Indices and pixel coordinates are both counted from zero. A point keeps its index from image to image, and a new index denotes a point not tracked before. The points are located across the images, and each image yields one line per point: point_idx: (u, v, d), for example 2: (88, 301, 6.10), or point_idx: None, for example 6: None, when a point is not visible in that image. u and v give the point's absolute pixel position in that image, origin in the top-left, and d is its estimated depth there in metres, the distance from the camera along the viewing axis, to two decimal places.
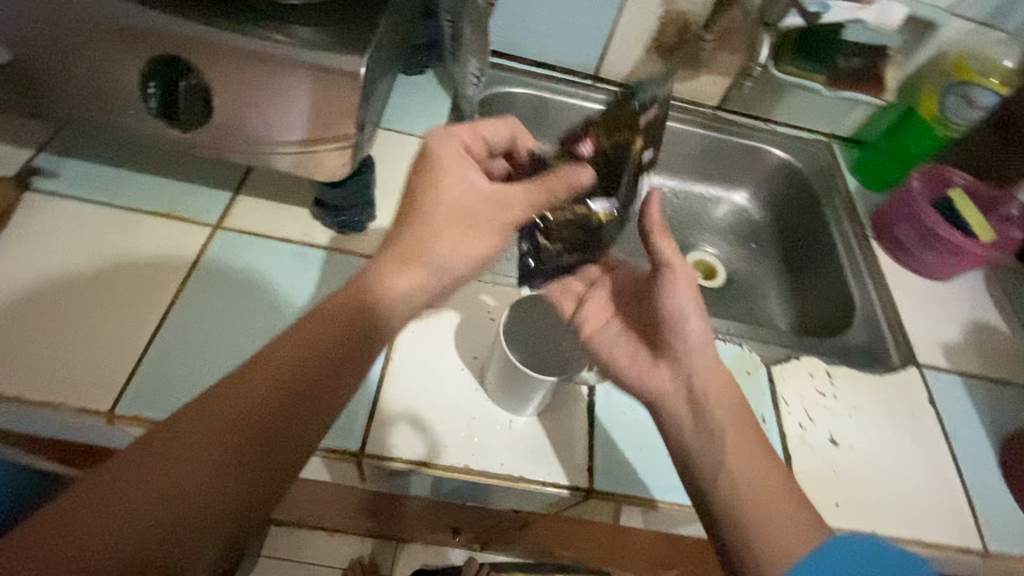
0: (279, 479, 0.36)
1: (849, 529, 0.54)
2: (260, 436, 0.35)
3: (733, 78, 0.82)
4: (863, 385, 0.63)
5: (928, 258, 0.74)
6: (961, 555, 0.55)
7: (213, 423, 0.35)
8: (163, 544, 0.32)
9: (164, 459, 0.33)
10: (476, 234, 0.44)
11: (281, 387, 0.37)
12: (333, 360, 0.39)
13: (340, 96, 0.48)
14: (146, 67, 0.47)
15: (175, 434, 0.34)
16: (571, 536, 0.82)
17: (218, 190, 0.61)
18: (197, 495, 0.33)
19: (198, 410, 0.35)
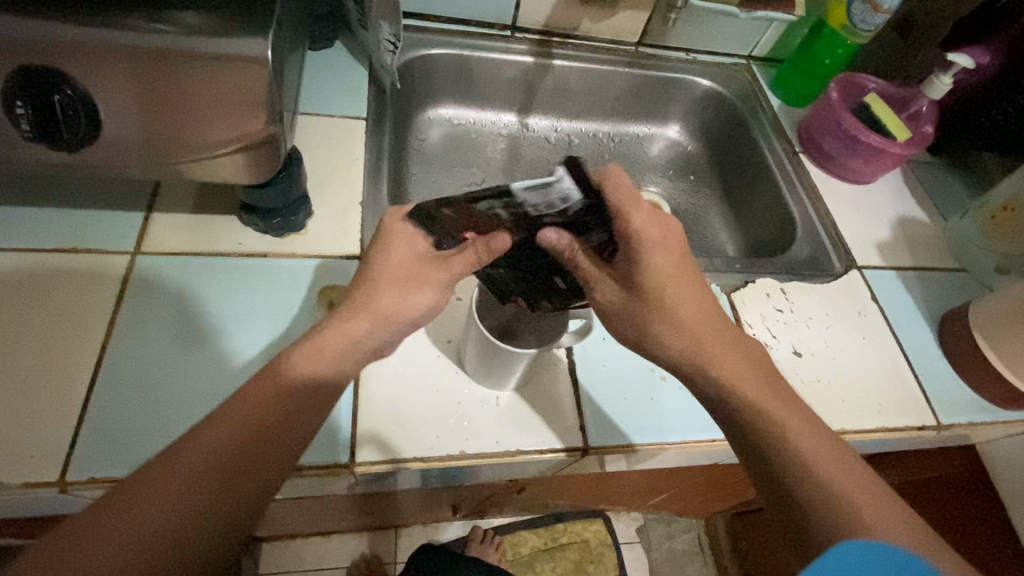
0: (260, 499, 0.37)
1: None
2: (250, 434, 0.37)
3: (650, 12, 0.80)
4: (814, 295, 0.67)
5: (854, 164, 0.77)
6: (917, 433, 0.61)
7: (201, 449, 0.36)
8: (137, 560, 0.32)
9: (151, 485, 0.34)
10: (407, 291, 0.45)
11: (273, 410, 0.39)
12: (318, 385, 0.41)
13: (246, 85, 0.43)
14: (7, 84, 0.40)
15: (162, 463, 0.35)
16: (567, 489, 0.85)
17: (128, 212, 0.54)
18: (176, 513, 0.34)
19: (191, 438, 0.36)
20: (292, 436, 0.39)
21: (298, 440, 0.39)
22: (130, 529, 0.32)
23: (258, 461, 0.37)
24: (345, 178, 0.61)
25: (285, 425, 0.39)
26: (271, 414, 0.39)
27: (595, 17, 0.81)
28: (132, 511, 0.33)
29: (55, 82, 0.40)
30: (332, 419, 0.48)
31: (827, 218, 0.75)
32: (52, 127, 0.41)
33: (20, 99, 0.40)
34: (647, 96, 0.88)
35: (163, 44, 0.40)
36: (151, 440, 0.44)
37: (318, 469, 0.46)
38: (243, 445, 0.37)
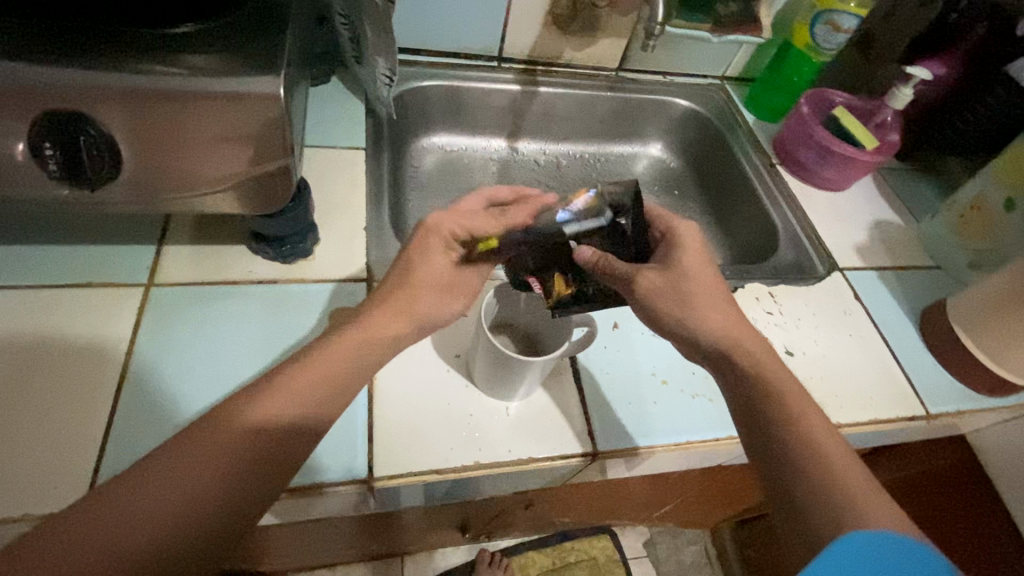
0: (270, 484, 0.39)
1: None
2: (226, 458, 0.37)
3: (627, 39, 0.85)
4: (801, 297, 0.70)
5: (829, 172, 0.82)
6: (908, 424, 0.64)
7: (217, 437, 0.38)
8: (146, 532, 0.34)
9: (167, 466, 0.36)
10: (388, 328, 0.46)
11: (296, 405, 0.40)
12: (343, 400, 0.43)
13: (260, 120, 0.46)
14: (35, 128, 0.42)
15: (184, 445, 0.37)
16: (575, 502, 0.86)
17: (141, 246, 0.56)
18: (186, 491, 0.36)
19: (210, 427, 0.38)
20: (269, 468, 0.38)
21: (275, 474, 0.39)
22: (155, 502, 0.35)
23: (228, 489, 0.37)
24: (350, 205, 0.64)
25: (267, 456, 0.39)
26: (256, 438, 0.39)
27: (576, 46, 0.85)
28: (95, 524, 0.33)
29: (79, 123, 0.42)
30: (351, 437, 0.49)
31: (807, 223, 0.79)
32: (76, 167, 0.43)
33: (48, 142, 0.42)
34: (629, 117, 0.92)
35: (180, 85, 0.43)
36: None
37: (338, 486, 0.47)
38: (261, 434, 0.39)
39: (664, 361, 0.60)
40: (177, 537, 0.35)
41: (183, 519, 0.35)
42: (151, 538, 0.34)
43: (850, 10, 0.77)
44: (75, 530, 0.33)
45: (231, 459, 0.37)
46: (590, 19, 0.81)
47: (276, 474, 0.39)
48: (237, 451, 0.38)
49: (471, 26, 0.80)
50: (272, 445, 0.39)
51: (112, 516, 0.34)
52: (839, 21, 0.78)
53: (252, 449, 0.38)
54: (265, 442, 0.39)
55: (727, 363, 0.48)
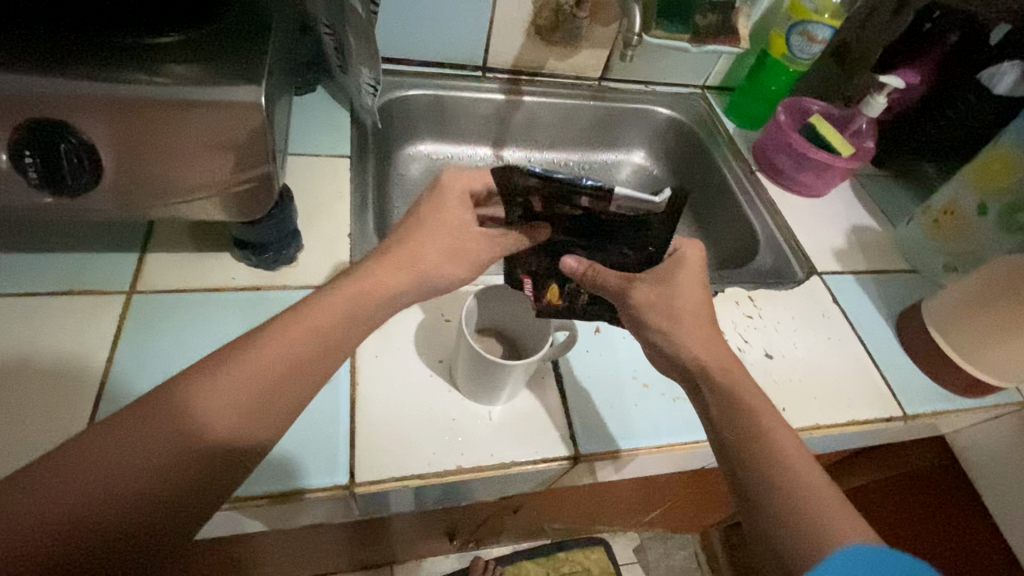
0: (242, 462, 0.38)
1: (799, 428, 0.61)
2: (158, 467, 0.35)
3: (610, 50, 0.87)
4: (780, 301, 0.71)
5: (806, 179, 0.83)
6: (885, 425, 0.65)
7: (185, 415, 0.37)
8: (108, 506, 0.34)
9: (131, 441, 0.35)
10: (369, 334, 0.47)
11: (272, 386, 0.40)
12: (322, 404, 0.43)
13: (241, 127, 0.46)
14: (15, 137, 0.42)
15: (149, 420, 0.36)
16: (561, 507, 0.86)
17: (124, 254, 0.56)
18: (152, 467, 0.35)
19: (178, 404, 0.37)
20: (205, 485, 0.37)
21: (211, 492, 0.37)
22: (119, 477, 0.34)
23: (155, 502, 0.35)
24: (334, 212, 0.64)
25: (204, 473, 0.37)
26: (200, 450, 0.37)
27: (559, 56, 0.86)
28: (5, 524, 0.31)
29: (60, 131, 0.43)
30: (333, 443, 0.49)
31: (786, 229, 0.80)
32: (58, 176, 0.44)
33: (28, 150, 0.42)
34: (612, 125, 0.94)
35: (158, 93, 0.44)
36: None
37: (319, 491, 0.47)
38: (234, 414, 0.38)
39: (645, 365, 0.61)
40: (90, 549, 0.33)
41: (149, 494, 0.35)
42: (61, 547, 0.32)
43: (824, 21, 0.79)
44: (33, 502, 0.32)
45: (169, 471, 0.35)
46: (572, 29, 0.82)
47: (213, 491, 0.37)
48: (180, 461, 0.36)
49: (455, 37, 0.81)
50: (216, 461, 0.37)
51: (28, 514, 0.32)
52: (814, 32, 0.81)
53: (192, 461, 0.36)
54: (209, 456, 0.37)
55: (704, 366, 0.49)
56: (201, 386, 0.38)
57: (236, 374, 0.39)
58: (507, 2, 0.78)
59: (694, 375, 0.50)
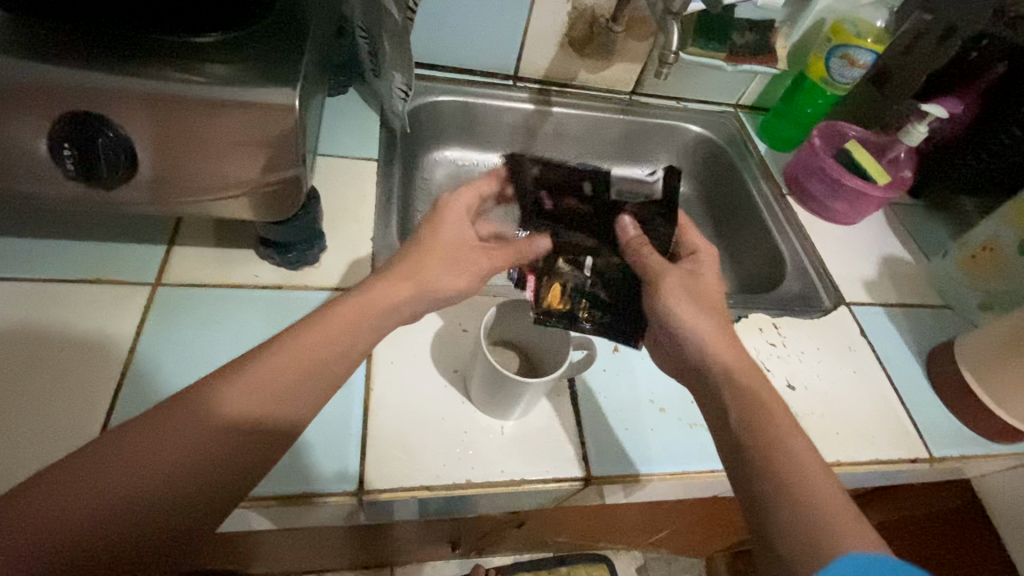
0: (259, 459, 0.39)
1: None
2: (176, 455, 0.35)
3: (642, 64, 0.86)
4: (805, 330, 0.69)
5: (839, 206, 0.81)
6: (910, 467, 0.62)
7: (203, 414, 0.37)
8: (134, 504, 0.34)
9: (151, 440, 0.35)
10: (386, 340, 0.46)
11: (286, 387, 0.40)
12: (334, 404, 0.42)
13: (272, 130, 0.47)
14: (55, 128, 0.43)
15: (168, 419, 0.36)
16: (566, 523, 0.85)
17: (152, 246, 0.57)
18: (173, 465, 0.35)
19: (194, 404, 0.37)
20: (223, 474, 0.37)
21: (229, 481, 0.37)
22: (142, 475, 0.34)
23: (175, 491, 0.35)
24: (358, 215, 0.65)
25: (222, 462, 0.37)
26: (217, 438, 0.37)
27: (591, 68, 0.86)
28: (28, 511, 0.32)
29: (99, 125, 0.43)
30: (345, 448, 0.49)
31: (815, 256, 0.78)
32: (91, 168, 0.44)
33: (66, 142, 0.43)
34: (641, 140, 0.93)
35: (195, 92, 0.44)
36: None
37: (328, 497, 0.47)
38: (252, 411, 0.38)
39: (663, 389, 0.59)
40: (110, 546, 0.33)
41: (170, 494, 0.35)
42: (79, 542, 0.32)
43: (868, 46, 0.78)
44: (57, 502, 0.33)
45: (186, 459, 0.36)
46: (605, 43, 0.82)
47: (230, 480, 0.37)
48: (200, 457, 0.36)
49: (489, 45, 0.81)
50: (233, 449, 0.37)
51: (52, 513, 0.32)
52: (856, 55, 0.79)
53: (209, 449, 0.36)
54: (226, 444, 0.37)
55: (725, 396, 0.47)
56: (218, 384, 0.38)
57: (251, 375, 0.39)
58: (543, 12, 0.78)
59: (714, 405, 0.48)
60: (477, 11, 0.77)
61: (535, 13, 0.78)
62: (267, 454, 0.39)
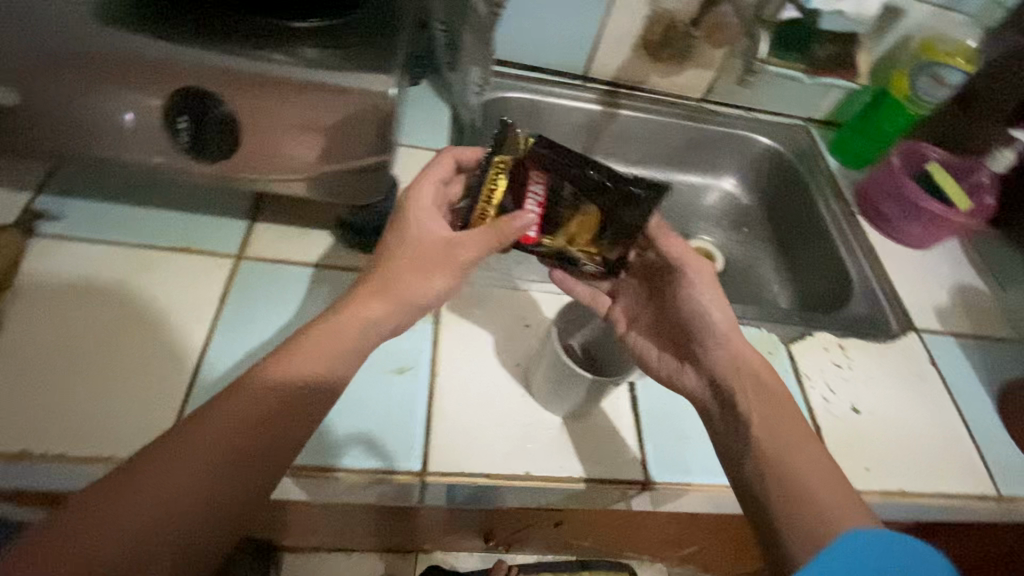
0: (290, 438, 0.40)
1: (882, 490, 0.57)
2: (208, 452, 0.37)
3: (715, 72, 0.85)
4: (872, 353, 0.67)
5: (914, 229, 0.78)
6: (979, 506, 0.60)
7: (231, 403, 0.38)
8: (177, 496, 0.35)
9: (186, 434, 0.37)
10: None
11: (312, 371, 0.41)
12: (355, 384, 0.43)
13: (359, 115, 0.48)
14: (170, 100, 0.45)
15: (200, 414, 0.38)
16: (600, 528, 0.85)
17: (235, 220, 0.59)
18: (210, 455, 0.36)
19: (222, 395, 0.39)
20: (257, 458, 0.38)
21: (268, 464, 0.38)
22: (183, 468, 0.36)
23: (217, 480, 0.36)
24: None
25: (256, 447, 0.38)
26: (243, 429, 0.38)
27: (663, 73, 0.85)
28: (83, 516, 0.33)
29: (209, 99, 0.45)
30: (409, 430, 0.50)
31: (884, 278, 0.75)
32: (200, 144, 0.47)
33: (182, 114, 0.45)
34: (706, 148, 0.91)
35: (301, 77, 0.46)
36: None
37: (393, 476, 0.48)
38: (278, 393, 0.40)
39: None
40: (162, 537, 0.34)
41: (211, 481, 0.36)
42: (135, 537, 0.34)
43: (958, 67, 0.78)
44: (107, 501, 0.34)
45: (220, 454, 0.37)
46: (681, 49, 0.81)
47: (265, 467, 0.38)
48: (232, 442, 0.37)
49: (563, 45, 0.81)
50: (272, 428, 0.39)
51: (106, 511, 0.34)
52: (945, 74, 0.79)
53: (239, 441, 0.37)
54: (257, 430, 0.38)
55: None
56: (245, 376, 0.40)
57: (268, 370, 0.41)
58: (621, 14, 0.78)
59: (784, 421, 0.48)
60: (555, 9, 0.77)
61: (613, 14, 0.78)
62: (301, 432, 0.40)
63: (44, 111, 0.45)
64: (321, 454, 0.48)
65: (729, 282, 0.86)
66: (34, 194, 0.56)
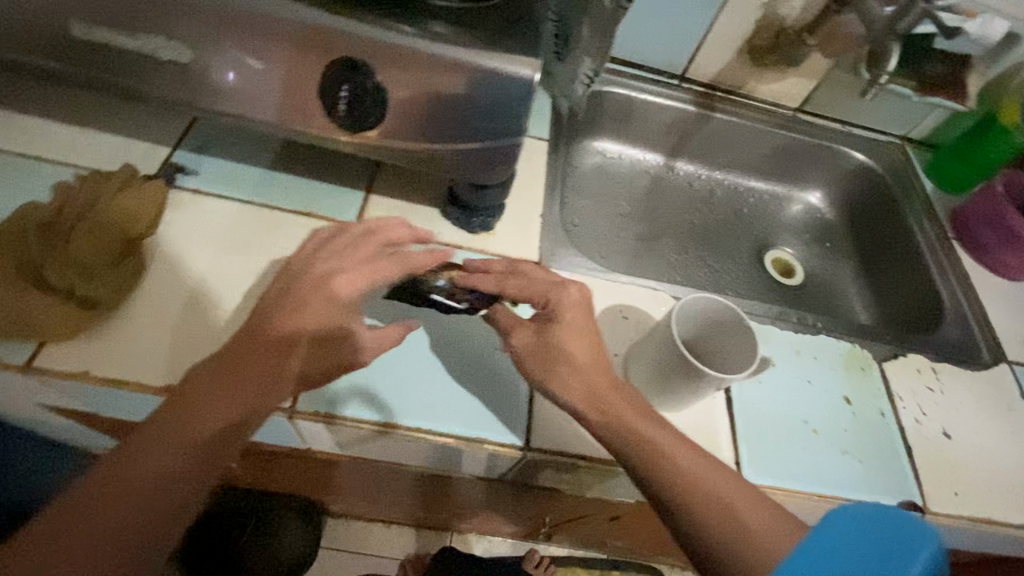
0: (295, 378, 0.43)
1: (970, 517, 0.56)
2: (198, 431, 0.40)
3: (816, 81, 0.84)
4: (964, 380, 0.66)
5: (1012, 259, 0.76)
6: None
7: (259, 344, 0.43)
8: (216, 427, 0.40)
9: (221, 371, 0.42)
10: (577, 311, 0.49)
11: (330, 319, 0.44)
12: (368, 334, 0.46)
13: (499, 96, 0.50)
14: (332, 70, 0.48)
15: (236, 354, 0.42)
16: (652, 527, 0.85)
17: (352, 189, 0.62)
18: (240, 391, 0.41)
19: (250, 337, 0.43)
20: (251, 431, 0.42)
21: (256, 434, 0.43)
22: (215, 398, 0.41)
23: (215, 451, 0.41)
24: (530, 191, 0.67)
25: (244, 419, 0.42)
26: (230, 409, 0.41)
27: (762, 79, 0.85)
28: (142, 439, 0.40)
29: (366, 72, 0.48)
30: (513, 405, 0.53)
31: (976, 305, 0.74)
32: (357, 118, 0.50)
33: (343, 85, 0.49)
34: (795, 158, 0.90)
35: (451, 55, 0.49)
36: (365, 395, 0.50)
37: (498, 446, 0.51)
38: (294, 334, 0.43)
39: (815, 411, 0.58)
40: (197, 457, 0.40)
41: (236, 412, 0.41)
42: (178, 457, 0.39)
43: None
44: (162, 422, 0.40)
45: (205, 434, 0.40)
46: (788, 55, 0.81)
47: (250, 437, 0.43)
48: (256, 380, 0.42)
49: (667, 43, 0.82)
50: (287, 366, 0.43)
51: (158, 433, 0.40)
52: None
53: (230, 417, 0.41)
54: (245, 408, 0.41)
55: None
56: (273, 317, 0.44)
57: (241, 348, 0.43)
58: (730, 17, 0.78)
59: None
60: (665, 7, 0.78)
61: (722, 16, 0.78)
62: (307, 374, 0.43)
63: (211, 69, 0.48)
64: (431, 419, 0.50)
65: (808, 295, 0.86)
66: (173, 147, 0.59)
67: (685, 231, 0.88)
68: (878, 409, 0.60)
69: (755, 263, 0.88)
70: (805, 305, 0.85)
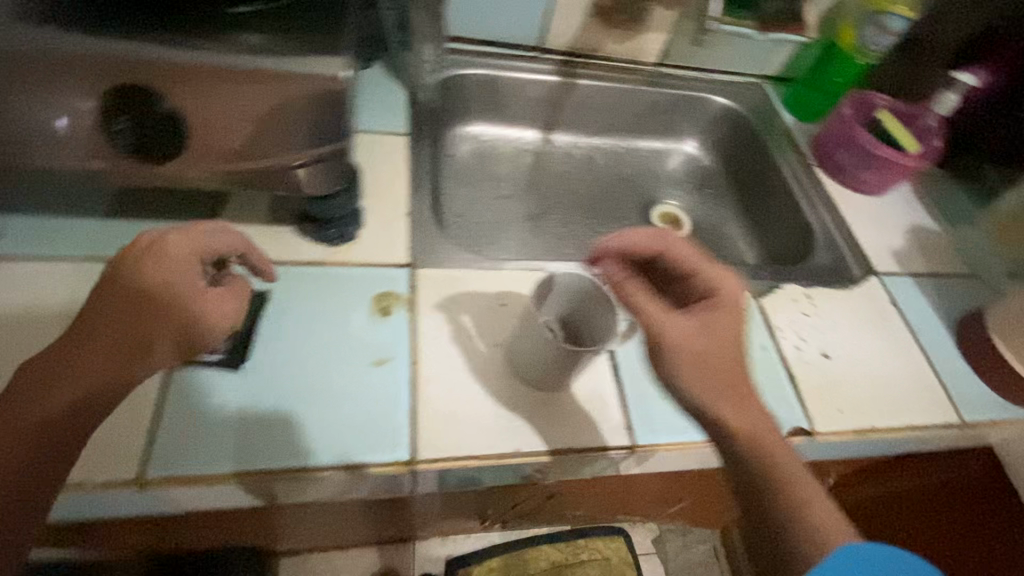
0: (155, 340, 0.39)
1: (855, 429, 0.59)
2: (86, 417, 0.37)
3: (668, 35, 0.85)
4: (837, 300, 0.69)
5: (868, 177, 0.80)
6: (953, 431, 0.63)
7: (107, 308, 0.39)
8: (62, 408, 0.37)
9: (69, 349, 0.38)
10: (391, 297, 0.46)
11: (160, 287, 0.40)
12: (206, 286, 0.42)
13: (313, 102, 0.47)
14: (111, 101, 0.43)
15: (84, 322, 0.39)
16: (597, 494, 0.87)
17: (191, 223, 0.57)
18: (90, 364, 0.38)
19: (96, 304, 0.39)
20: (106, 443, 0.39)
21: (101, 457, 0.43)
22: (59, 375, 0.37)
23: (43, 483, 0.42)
24: (392, 191, 0.64)
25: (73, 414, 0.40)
26: (41, 419, 0.36)
27: (616, 40, 0.85)
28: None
29: (151, 99, 0.44)
30: (392, 420, 0.50)
31: (842, 226, 0.78)
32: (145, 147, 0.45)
33: (119, 115, 0.44)
34: (665, 112, 0.92)
35: (246, 65, 0.45)
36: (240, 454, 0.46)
37: (380, 467, 0.48)
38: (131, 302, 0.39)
39: None
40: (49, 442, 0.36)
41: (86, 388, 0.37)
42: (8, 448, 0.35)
43: (900, 13, 0.79)
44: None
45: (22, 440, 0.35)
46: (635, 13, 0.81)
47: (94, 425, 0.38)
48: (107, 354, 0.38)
49: (515, 17, 0.80)
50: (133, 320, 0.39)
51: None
52: (888, 23, 0.80)
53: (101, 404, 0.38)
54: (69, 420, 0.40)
55: None
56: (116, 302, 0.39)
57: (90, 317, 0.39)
58: None
59: None
60: None
61: None
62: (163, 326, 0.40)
63: None
64: (306, 454, 0.47)
65: (696, 243, 0.88)
66: None
67: (570, 202, 0.88)
68: (760, 345, 0.63)
69: (643, 222, 0.89)
70: (695, 253, 0.87)
